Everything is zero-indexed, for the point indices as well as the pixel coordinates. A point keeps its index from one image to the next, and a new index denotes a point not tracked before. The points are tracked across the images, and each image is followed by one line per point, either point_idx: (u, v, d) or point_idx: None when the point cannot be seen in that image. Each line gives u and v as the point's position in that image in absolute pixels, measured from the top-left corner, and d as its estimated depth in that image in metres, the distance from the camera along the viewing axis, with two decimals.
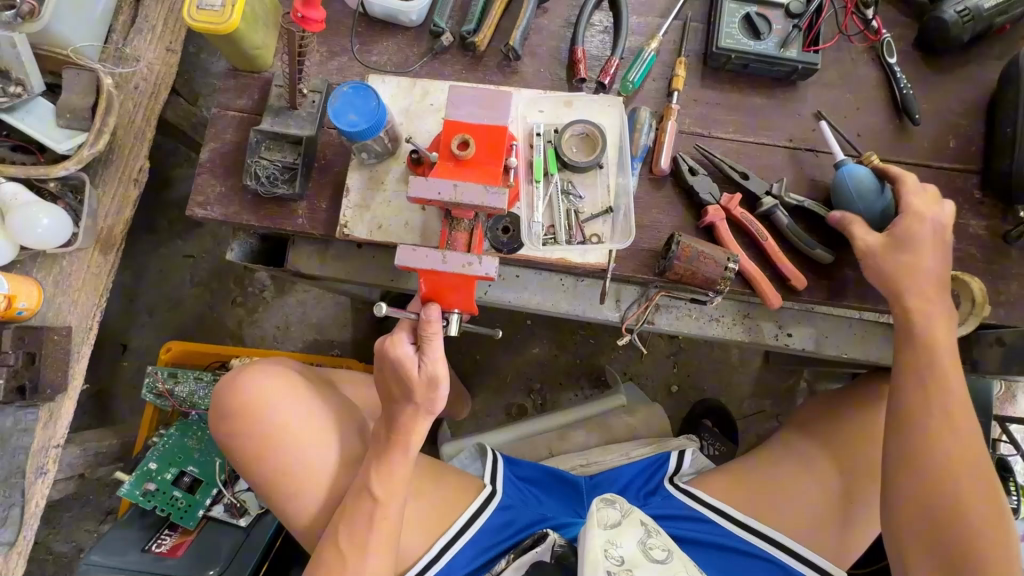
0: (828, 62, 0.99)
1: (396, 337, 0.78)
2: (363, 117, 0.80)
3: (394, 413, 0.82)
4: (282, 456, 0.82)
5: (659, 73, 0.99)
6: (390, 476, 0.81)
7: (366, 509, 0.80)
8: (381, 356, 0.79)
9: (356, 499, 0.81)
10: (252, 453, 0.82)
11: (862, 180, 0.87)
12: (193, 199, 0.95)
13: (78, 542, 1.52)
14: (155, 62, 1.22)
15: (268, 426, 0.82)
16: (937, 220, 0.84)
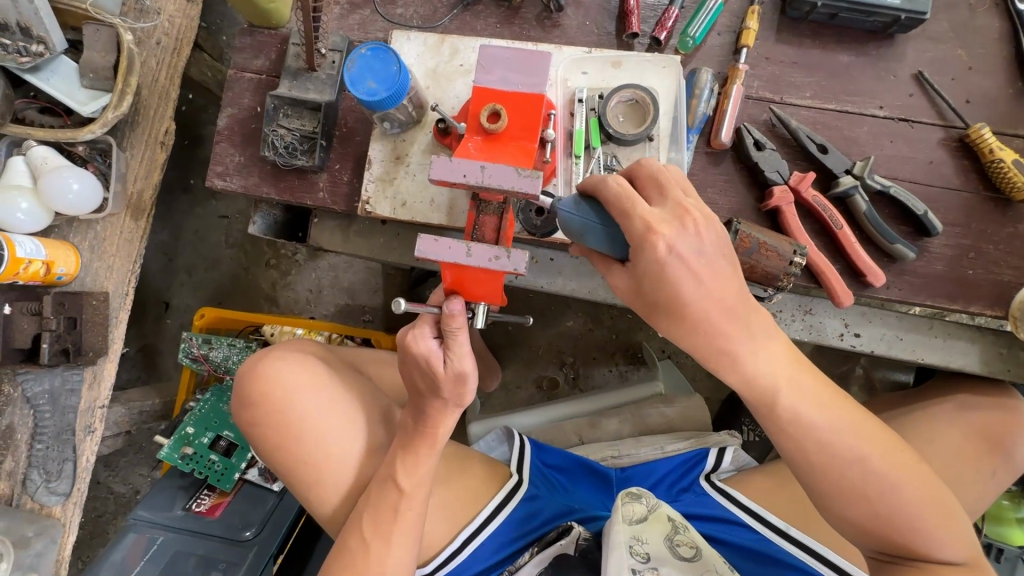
0: (937, 11, 0.82)
1: (417, 330, 0.73)
2: (383, 84, 0.71)
3: (426, 404, 0.76)
4: (306, 446, 0.80)
5: (724, 26, 0.84)
6: (416, 469, 0.76)
7: (391, 503, 0.75)
8: (404, 347, 0.74)
9: (381, 489, 0.76)
10: (276, 439, 0.80)
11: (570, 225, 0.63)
12: (212, 169, 0.90)
13: (134, 485, 1.54)
14: (176, 15, 1.13)
15: (293, 415, 0.80)
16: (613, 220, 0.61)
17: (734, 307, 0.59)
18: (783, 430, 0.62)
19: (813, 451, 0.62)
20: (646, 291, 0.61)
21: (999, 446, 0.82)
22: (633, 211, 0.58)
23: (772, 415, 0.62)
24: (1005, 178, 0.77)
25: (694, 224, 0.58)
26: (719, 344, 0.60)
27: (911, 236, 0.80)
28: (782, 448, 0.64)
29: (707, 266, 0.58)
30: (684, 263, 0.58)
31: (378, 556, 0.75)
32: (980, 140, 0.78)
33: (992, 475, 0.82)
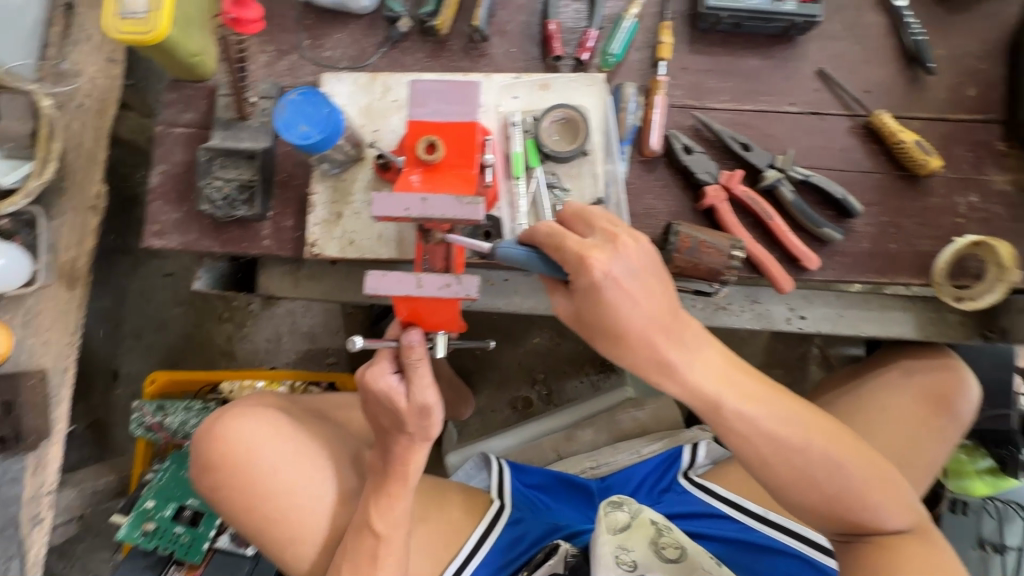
0: (830, 13, 0.89)
1: (381, 360, 0.72)
2: (316, 127, 0.72)
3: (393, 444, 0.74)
4: (277, 502, 0.77)
5: (642, 42, 0.89)
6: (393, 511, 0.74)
7: (369, 549, 0.73)
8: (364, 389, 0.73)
9: (358, 539, 0.74)
10: (244, 501, 0.77)
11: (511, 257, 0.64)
12: (149, 229, 0.87)
13: (95, 572, 1.43)
14: (97, 75, 1.10)
15: (260, 473, 0.77)
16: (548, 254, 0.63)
17: (673, 326, 0.61)
18: (732, 430, 0.65)
19: (761, 449, 0.65)
20: (588, 316, 0.62)
21: (945, 407, 0.87)
22: (565, 244, 0.60)
23: (720, 419, 0.65)
24: (909, 158, 0.84)
25: (627, 249, 0.60)
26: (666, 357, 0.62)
27: (836, 220, 0.85)
28: (735, 448, 0.67)
29: (643, 292, 0.60)
30: (619, 288, 0.59)
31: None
32: (883, 126, 0.85)
33: (942, 435, 0.87)
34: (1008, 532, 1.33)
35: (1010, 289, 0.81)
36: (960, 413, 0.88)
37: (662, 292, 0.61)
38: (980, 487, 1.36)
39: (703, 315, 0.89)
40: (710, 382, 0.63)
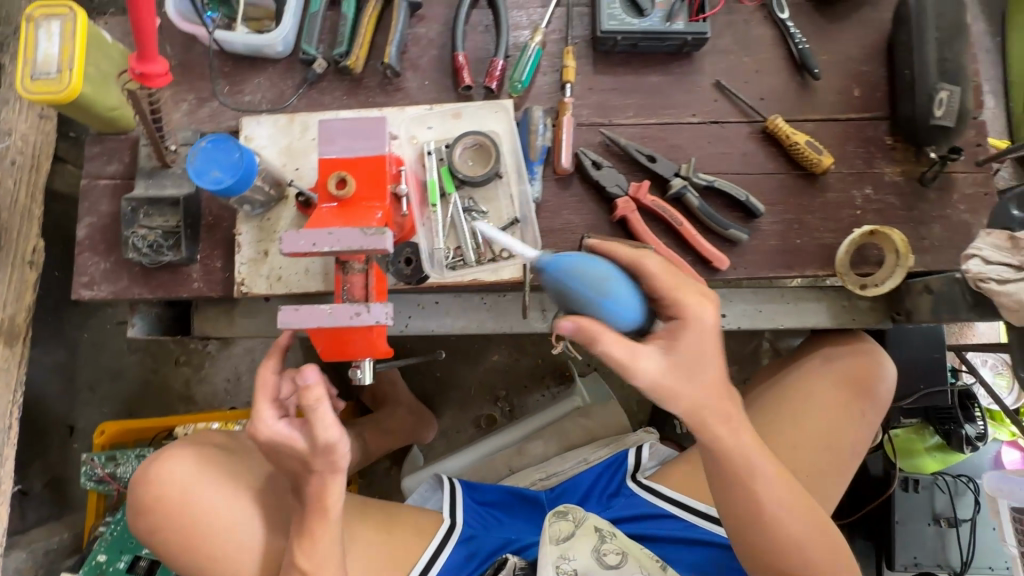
0: (721, 29, 0.95)
1: (269, 411, 0.72)
2: (227, 171, 0.74)
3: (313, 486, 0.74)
4: (213, 540, 0.77)
5: (548, 67, 0.94)
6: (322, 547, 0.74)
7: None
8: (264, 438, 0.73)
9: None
10: (180, 542, 0.77)
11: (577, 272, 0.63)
12: (77, 281, 0.88)
13: None
14: (29, 132, 1.11)
15: (193, 513, 0.77)
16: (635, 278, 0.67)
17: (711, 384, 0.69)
18: (722, 467, 0.72)
19: (745, 483, 0.72)
20: (681, 347, 0.67)
21: (866, 391, 0.91)
22: (649, 274, 0.67)
23: (719, 456, 0.72)
24: (804, 158, 0.89)
25: (703, 313, 0.67)
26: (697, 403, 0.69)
27: (743, 220, 0.90)
28: (741, 502, 0.74)
29: (693, 356, 0.67)
30: (666, 350, 0.66)
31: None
32: (777, 129, 0.90)
33: (866, 422, 0.91)
34: (960, 506, 1.37)
35: (906, 274, 0.87)
36: (881, 396, 0.92)
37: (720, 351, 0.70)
38: (930, 463, 1.39)
39: None
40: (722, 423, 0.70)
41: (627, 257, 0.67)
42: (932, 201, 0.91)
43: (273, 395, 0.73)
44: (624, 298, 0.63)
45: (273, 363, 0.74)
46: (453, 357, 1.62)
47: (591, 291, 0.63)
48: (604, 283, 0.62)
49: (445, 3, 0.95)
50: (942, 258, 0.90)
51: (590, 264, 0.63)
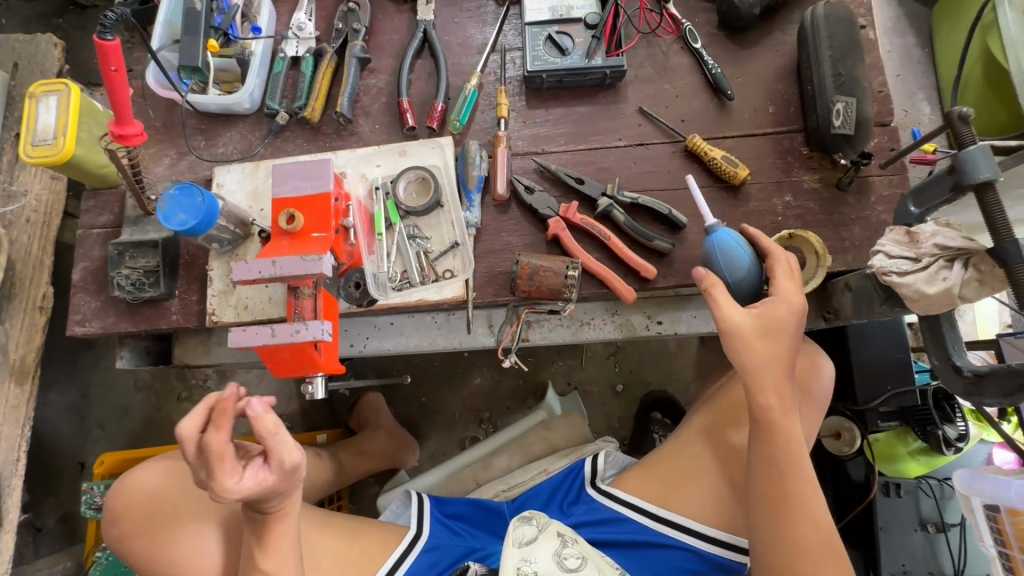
0: (642, 60, 1.04)
1: (226, 471, 0.69)
2: (191, 214, 0.85)
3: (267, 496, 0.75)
4: (173, 544, 0.84)
5: (485, 105, 1.04)
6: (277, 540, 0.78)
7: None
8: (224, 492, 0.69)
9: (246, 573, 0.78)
10: (149, 547, 0.84)
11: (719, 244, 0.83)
12: (71, 318, 0.99)
13: None
14: (42, 192, 1.25)
15: (162, 518, 0.85)
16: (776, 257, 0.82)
17: (779, 371, 0.78)
18: (772, 453, 0.77)
19: (788, 471, 0.77)
20: (768, 315, 0.78)
21: (805, 389, 0.95)
22: (773, 254, 0.82)
23: (774, 438, 0.77)
24: (722, 171, 0.96)
25: (795, 300, 0.79)
26: (752, 381, 0.78)
27: (670, 232, 0.97)
28: (778, 470, 0.77)
29: (771, 339, 0.78)
30: (772, 322, 0.78)
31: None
32: (696, 146, 0.98)
33: (807, 420, 0.95)
34: (948, 510, 1.35)
35: (827, 273, 0.91)
36: (820, 396, 0.96)
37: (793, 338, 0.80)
38: (915, 467, 1.38)
39: (570, 334, 1.00)
40: (777, 407, 0.78)
41: (764, 245, 0.83)
42: (851, 204, 0.96)
43: (230, 457, 0.69)
44: (740, 273, 0.83)
45: (222, 433, 0.67)
46: (436, 382, 1.67)
47: (723, 262, 0.83)
48: (738, 262, 0.82)
49: (392, 56, 1.06)
50: (862, 257, 0.95)
51: (738, 245, 0.83)
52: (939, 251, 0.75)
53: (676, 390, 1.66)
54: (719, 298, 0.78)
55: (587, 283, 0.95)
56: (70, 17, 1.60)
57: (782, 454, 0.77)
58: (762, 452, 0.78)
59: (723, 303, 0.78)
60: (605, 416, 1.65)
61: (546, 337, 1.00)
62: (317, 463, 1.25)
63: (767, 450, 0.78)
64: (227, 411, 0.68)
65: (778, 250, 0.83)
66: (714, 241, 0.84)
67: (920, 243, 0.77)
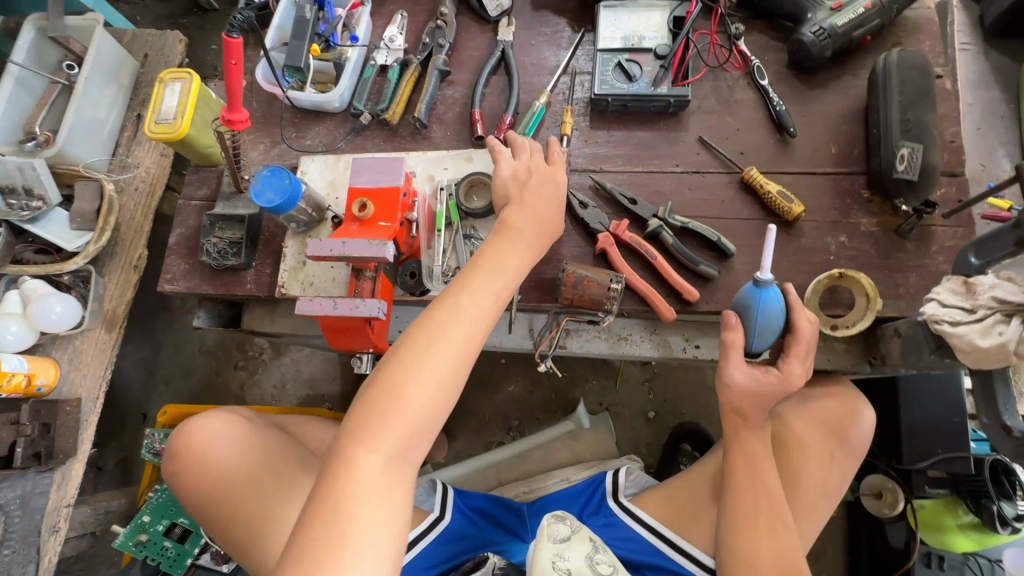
0: (707, 92, 1.08)
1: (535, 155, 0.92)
2: (278, 194, 0.95)
3: (546, 196, 0.89)
4: (218, 486, 0.93)
5: (550, 122, 1.10)
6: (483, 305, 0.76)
7: (443, 356, 0.71)
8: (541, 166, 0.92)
9: (436, 342, 0.71)
10: (225, 512, 0.93)
11: (764, 310, 0.80)
12: (163, 277, 1.11)
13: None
14: (151, 166, 1.42)
15: (233, 483, 0.93)
16: (800, 337, 0.83)
17: (752, 411, 0.85)
18: (739, 472, 0.85)
19: (751, 482, 0.84)
20: (762, 383, 0.83)
21: (840, 435, 0.93)
22: (800, 335, 0.82)
23: (734, 450, 0.86)
24: (776, 205, 0.97)
25: (796, 382, 0.83)
26: (728, 413, 0.86)
27: (716, 259, 0.98)
28: (738, 478, 0.85)
29: (754, 397, 0.84)
30: (762, 390, 0.83)
31: (422, 419, 0.69)
32: (752, 179, 0.99)
33: (839, 467, 0.92)
34: None
35: (877, 317, 0.90)
36: (858, 445, 0.93)
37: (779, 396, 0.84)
38: (963, 542, 1.26)
39: (607, 347, 1.03)
40: (743, 425, 0.86)
41: (798, 321, 0.82)
42: (910, 251, 0.95)
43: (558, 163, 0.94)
44: (768, 338, 0.83)
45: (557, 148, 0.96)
46: (472, 384, 1.72)
47: (759, 326, 0.81)
48: (771, 332, 0.82)
49: (470, 71, 1.15)
50: (916, 306, 0.93)
51: (779, 315, 0.80)
52: (998, 304, 0.73)
53: (709, 425, 1.63)
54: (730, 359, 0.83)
55: (628, 298, 0.97)
56: (193, 18, 1.82)
57: (749, 474, 0.85)
58: (728, 473, 0.86)
59: (733, 362, 0.83)
60: (633, 441, 1.64)
61: (583, 347, 1.03)
62: None
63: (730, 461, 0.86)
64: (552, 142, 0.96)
65: (807, 330, 0.82)
66: (760, 304, 0.80)
67: (977, 295, 0.76)
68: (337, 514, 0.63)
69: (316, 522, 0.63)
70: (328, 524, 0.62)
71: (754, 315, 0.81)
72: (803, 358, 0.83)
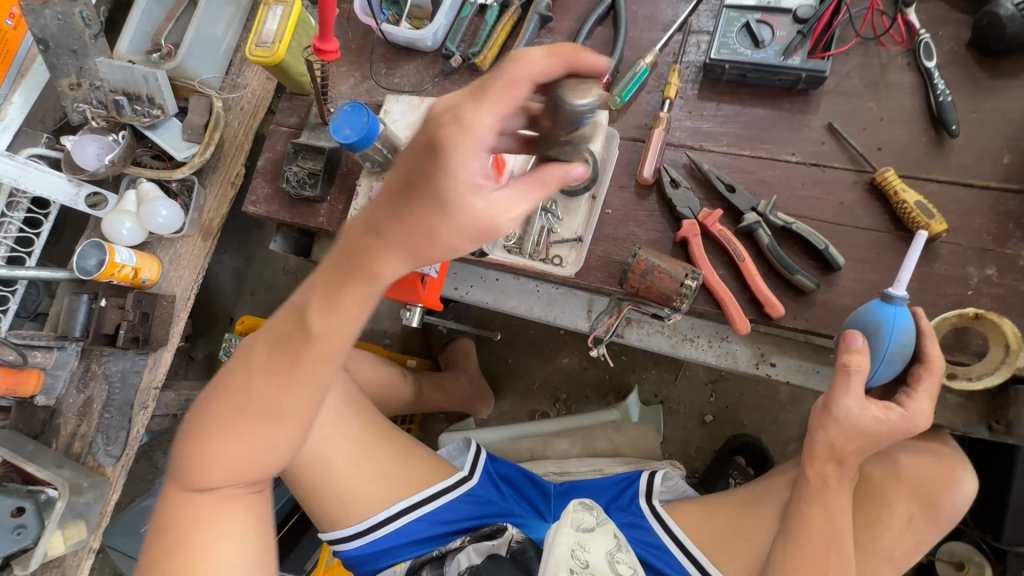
0: (850, 70, 0.90)
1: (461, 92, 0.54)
2: (355, 131, 0.93)
3: (421, 206, 0.53)
4: None
5: (652, 86, 0.98)
6: (348, 291, 0.60)
7: (298, 343, 0.64)
8: (449, 115, 0.51)
9: (293, 327, 0.64)
10: None
11: (899, 328, 0.70)
12: (248, 198, 1.15)
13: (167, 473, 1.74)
14: (256, 88, 1.47)
15: None
16: (932, 372, 0.72)
17: (853, 459, 0.74)
18: (815, 524, 0.76)
19: (823, 534, 0.75)
20: (880, 421, 0.72)
21: (928, 500, 0.79)
22: (933, 370, 0.72)
23: (810, 498, 0.77)
24: (909, 218, 0.81)
25: (921, 424, 0.72)
26: (819, 447, 0.76)
27: (818, 271, 0.84)
28: (804, 524, 0.77)
29: (864, 437, 0.73)
30: (879, 429, 0.72)
31: (279, 404, 0.67)
32: (886, 182, 0.83)
33: (916, 534, 0.79)
34: None
35: (1014, 375, 0.73)
36: (947, 517, 0.79)
37: (879, 440, 0.73)
38: None
39: (668, 344, 0.93)
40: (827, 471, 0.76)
41: (930, 351, 0.73)
42: None
43: (498, 111, 0.52)
44: (893, 367, 0.73)
45: (531, 81, 0.53)
46: (526, 350, 1.69)
47: (889, 351, 0.71)
48: (900, 359, 0.72)
49: (574, 20, 1.04)
50: None
51: (910, 338, 0.71)
52: None
53: (771, 444, 1.50)
54: (853, 387, 0.71)
55: (702, 297, 0.87)
56: None
57: (823, 529, 0.76)
58: (798, 518, 0.77)
59: (854, 391, 0.71)
60: (682, 442, 1.55)
61: (641, 340, 0.95)
62: (400, 385, 1.33)
63: (802, 507, 0.77)
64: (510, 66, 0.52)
65: (938, 363, 0.73)
66: (892, 325, 0.70)
67: None
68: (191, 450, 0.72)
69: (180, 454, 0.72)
70: (165, 531, 0.74)
71: (884, 335, 0.71)
72: (931, 398, 0.73)
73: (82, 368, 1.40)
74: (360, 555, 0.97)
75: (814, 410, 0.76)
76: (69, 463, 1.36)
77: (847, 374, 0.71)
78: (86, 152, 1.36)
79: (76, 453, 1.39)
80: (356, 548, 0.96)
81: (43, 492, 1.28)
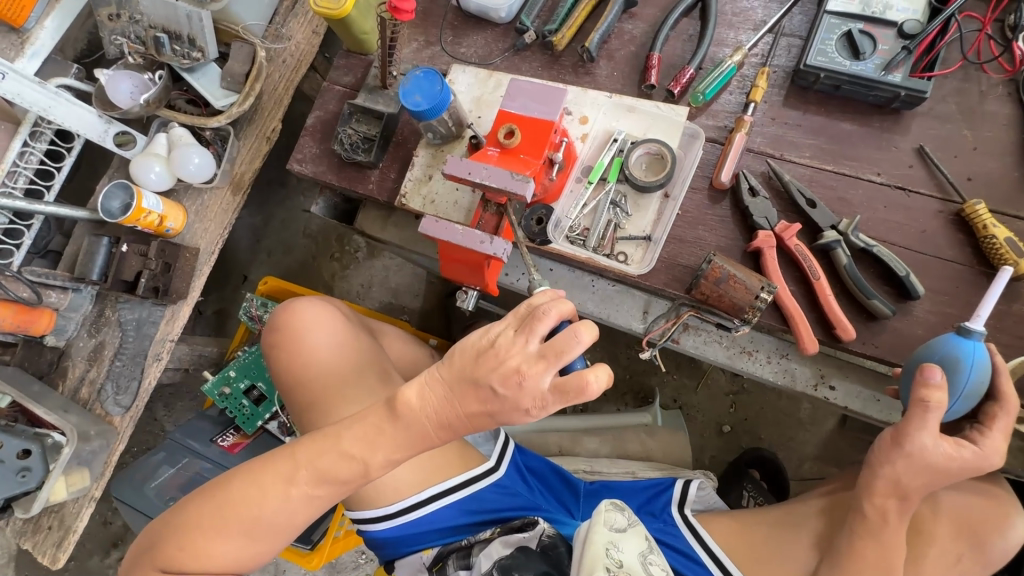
0: (947, 94, 0.86)
1: (548, 376, 0.65)
2: (427, 99, 0.89)
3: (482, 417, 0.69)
4: (307, 373, 0.96)
5: (735, 87, 0.94)
6: (383, 452, 0.72)
7: (335, 483, 0.74)
8: (525, 375, 0.65)
9: (334, 464, 0.74)
10: (306, 398, 0.95)
11: (978, 364, 0.68)
12: (293, 156, 1.10)
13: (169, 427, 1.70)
14: (302, 41, 1.40)
15: (320, 375, 0.95)
16: (1005, 409, 0.72)
17: (915, 495, 0.73)
18: (868, 559, 0.76)
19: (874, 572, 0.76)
20: (953, 459, 0.70)
21: (978, 539, 0.78)
22: (1006, 408, 0.71)
23: (865, 533, 0.76)
24: (995, 253, 0.79)
25: (992, 463, 0.71)
26: (880, 478, 0.74)
27: (892, 298, 0.82)
28: (856, 559, 0.77)
29: (933, 474, 0.71)
30: (951, 465, 0.70)
31: (296, 519, 0.76)
32: (975, 215, 0.80)
33: (961, 571, 0.79)
34: None
35: None
36: (994, 557, 0.78)
37: (948, 477, 0.72)
38: None
39: (725, 356, 0.92)
40: (888, 507, 0.75)
41: (1002, 389, 0.71)
42: None
43: (567, 394, 0.64)
44: (969, 403, 0.71)
45: (596, 376, 0.64)
46: None
47: (966, 386, 0.69)
48: (975, 395, 0.70)
49: (659, 7, 0.99)
50: None
51: (984, 373, 0.69)
52: None
53: (786, 461, 1.50)
54: (931, 423, 0.69)
55: (769, 312, 0.85)
56: None
57: (874, 565, 0.76)
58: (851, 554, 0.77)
59: (931, 427, 0.69)
60: (697, 449, 1.55)
61: (697, 348, 0.93)
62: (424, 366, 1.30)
63: (855, 542, 0.77)
64: (581, 395, 0.63)
65: (1012, 401, 0.72)
66: (969, 359, 0.68)
67: None
68: (192, 530, 0.76)
69: (179, 528, 0.76)
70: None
71: (959, 373, 0.69)
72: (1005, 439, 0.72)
73: (96, 312, 1.35)
74: (388, 537, 0.94)
75: (880, 444, 0.74)
76: (76, 409, 1.31)
77: (927, 413, 0.68)
78: (120, 88, 1.27)
79: (83, 399, 1.34)
80: (384, 530, 0.94)
81: (49, 436, 1.23)
